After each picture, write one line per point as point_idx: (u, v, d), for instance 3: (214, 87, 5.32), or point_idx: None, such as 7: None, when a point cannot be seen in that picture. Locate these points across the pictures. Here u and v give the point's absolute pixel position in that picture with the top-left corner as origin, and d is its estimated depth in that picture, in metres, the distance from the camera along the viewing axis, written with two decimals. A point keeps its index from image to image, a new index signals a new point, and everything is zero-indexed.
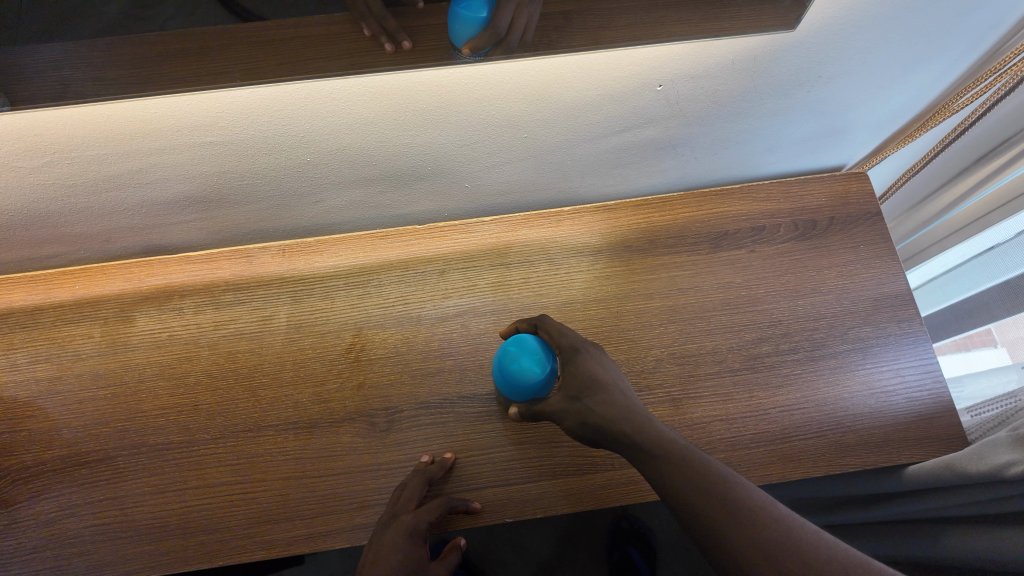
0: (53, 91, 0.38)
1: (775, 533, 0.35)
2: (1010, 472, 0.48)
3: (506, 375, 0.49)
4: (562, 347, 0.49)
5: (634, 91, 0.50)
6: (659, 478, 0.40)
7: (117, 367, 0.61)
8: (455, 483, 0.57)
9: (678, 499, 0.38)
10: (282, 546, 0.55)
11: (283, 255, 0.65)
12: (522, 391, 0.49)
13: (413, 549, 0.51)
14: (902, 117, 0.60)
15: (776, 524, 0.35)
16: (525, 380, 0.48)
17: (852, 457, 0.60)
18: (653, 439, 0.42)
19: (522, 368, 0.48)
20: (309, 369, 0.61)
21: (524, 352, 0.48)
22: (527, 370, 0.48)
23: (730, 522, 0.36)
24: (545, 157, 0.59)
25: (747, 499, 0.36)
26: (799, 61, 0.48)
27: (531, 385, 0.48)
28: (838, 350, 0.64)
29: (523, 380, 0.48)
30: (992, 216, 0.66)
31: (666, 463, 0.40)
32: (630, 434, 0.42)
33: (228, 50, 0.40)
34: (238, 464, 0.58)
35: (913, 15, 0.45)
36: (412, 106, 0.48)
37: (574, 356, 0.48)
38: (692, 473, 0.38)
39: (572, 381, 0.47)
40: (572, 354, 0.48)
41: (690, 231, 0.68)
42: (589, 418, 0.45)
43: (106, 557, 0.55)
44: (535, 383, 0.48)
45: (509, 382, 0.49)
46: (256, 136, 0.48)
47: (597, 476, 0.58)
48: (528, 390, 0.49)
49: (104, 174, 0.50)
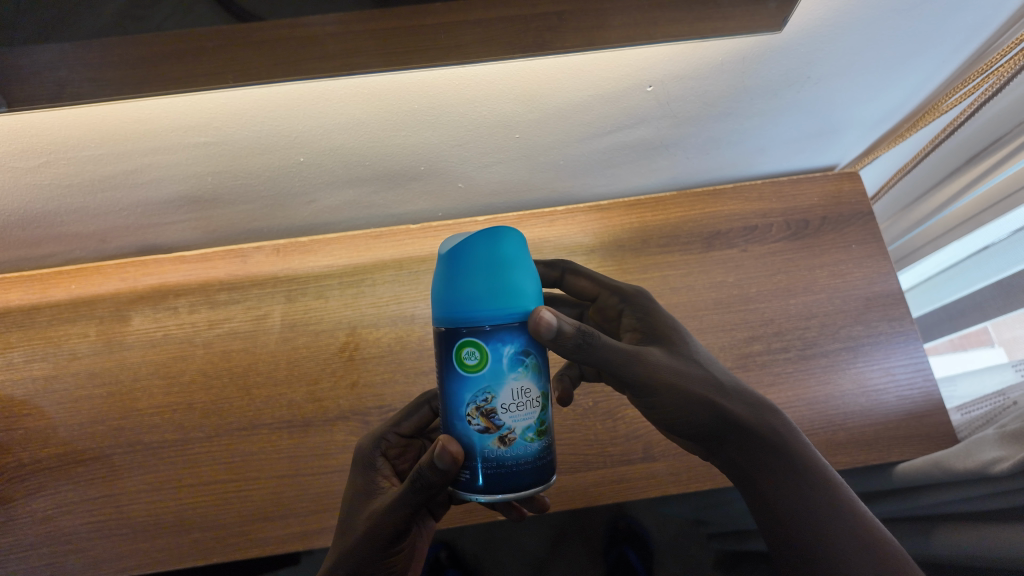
0: (50, 93, 0.38)
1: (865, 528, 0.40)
2: (996, 468, 0.48)
3: (471, 257, 0.36)
4: (626, 291, 0.52)
5: (625, 92, 0.50)
6: (780, 469, 0.42)
7: (113, 366, 0.61)
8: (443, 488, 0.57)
9: (792, 488, 0.41)
10: (275, 543, 0.56)
11: (277, 255, 0.66)
12: (496, 285, 0.35)
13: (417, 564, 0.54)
14: (892, 117, 0.60)
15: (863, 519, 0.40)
16: (495, 257, 0.36)
17: (843, 454, 0.62)
18: (788, 433, 0.43)
19: (500, 252, 0.37)
20: (303, 367, 0.62)
21: (501, 236, 0.37)
22: (505, 255, 0.37)
23: (830, 517, 0.40)
24: (538, 157, 0.59)
25: (839, 495, 0.41)
26: (790, 62, 0.48)
27: (507, 279, 0.36)
28: (829, 349, 0.65)
29: (500, 266, 0.36)
30: (985, 215, 0.65)
31: (785, 455, 0.42)
32: (758, 425, 0.43)
33: (212, 57, 0.38)
34: (233, 460, 0.59)
35: (898, 16, 0.44)
36: (404, 106, 0.48)
37: (653, 307, 0.50)
38: (805, 469, 0.42)
39: (655, 330, 0.47)
40: (648, 308, 0.50)
41: (683, 231, 0.68)
42: (717, 392, 0.43)
43: (101, 553, 0.57)
44: (517, 280, 0.36)
45: (472, 269, 0.36)
46: (250, 136, 0.48)
47: (587, 473, 0.63)
48: (504, 289, 0.36)
49: (99, 174, 0.50)
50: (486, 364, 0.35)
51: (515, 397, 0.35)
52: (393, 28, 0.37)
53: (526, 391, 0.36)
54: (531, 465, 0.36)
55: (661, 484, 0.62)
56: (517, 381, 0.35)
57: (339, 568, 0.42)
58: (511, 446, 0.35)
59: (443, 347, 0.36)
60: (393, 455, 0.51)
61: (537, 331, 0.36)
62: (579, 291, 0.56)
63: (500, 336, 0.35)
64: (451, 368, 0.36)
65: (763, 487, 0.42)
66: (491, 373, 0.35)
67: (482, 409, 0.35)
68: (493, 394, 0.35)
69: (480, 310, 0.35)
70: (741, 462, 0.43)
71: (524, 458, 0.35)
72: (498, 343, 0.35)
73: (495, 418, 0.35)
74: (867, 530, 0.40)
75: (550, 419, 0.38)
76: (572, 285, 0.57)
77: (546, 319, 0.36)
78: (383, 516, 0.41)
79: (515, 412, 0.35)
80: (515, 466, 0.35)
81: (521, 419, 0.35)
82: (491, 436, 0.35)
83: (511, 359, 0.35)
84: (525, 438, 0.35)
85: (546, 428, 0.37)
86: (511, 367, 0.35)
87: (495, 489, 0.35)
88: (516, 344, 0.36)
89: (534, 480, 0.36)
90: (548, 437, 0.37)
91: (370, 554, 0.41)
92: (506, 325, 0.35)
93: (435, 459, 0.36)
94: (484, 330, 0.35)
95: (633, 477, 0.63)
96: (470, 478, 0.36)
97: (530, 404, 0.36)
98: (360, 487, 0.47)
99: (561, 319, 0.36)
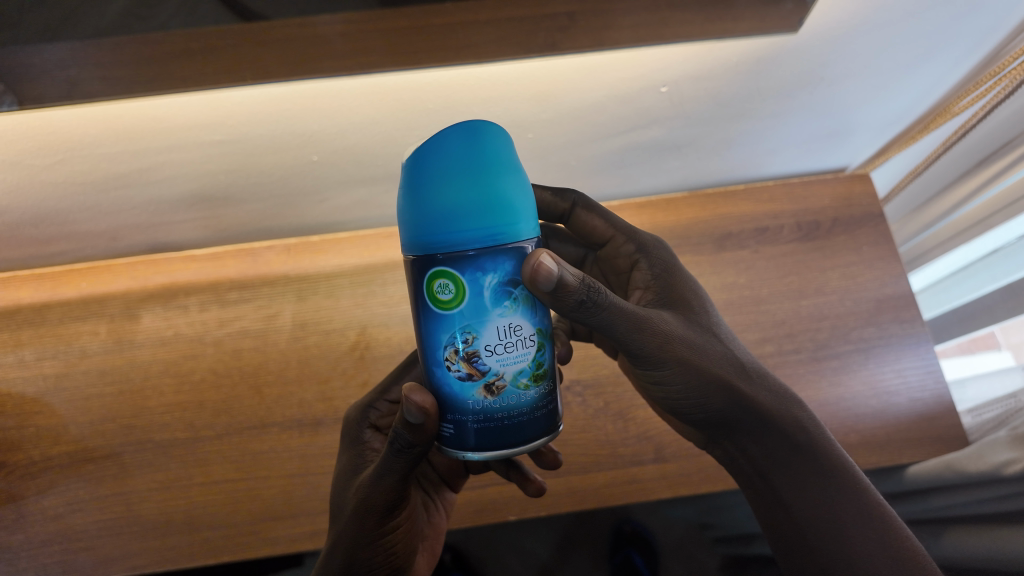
0: (60, 91, 0.38)
1: (878, 526, 0.41)
2: (1009, 470, 0.49)
3: (441, 169, 0.32)
4: (640, 237, 0.51)
5: (639, 92, 0.50)
6: (800, 466, 0.43)
7: (123, 365, 0.61)
8: (442, 467, 0.58)
9: (810, 490, 0.42)
10: (287, 542, 0.57)
11: (288, 254, 0.66)
12: (475, 201, 0.31)
13: (432, 543, 0.56)
14: (905, 118, 0.60)
15: (879, 518, 0.41)
16: (470, 166, 0.32)
17: (855, 456, 0.62)
18: (813, 432, 0.43)
19: (477, 159, 0.32)
20: (314, 366, 0.62)
21: (478, 139, 0.33)
22: (484, 163, 0.32)
23: (850, 520, 0.41)
24: (550, 156, 0.60)
25: (857, 490, 0.42)
26: (803, 63, 0.48)
27: (484, 193, 0.32)
28: (840, 350, 0.66)
29: (478, 175, 0.32)
30: (993, 217, 0.63)
31: (808, 452, 0.43)
32: (776, 417, 0.43)
33: (223, 56, 0.37)
34: (244, 459, 0.59)
35: (914, 18, 0.44)
36: (419, 105, 0.48)
37: (672, 271, 0.48)
38: (827, 464, 0.42)
39: (670, 292, 0.46)
40: (666, 270, 0.48)
41: (695, 231, 0.68)
42: (736, 373, 0.42)
43: (112, 551, 0.57)
44: (501, 191, 0.32)
45: (443, 183, 0.32)
46: (264, 135, 0.48)
47: (599, 474, 0.64)
48: (486, 202, 0.32)
49: (112, 172, 0.50)
50: (465, 298, 0.32)
51: (501, 337, 0.33)
52: (408, 27, 0.38)
53: (515, 330, 0.33)
54: (525, 416, 0.34)
55: (669, 485, 0.63)
56: (503, 319, 0.33)
57: (337, 548, 0.44)
58: (501, 395, 0.33)
59: (419, 283, 0.34)
60: (384, 423, 0.50)
61: (534, 281, 0.33)
62: (590, 231, 0.53)
63: (483, 263, 0.32)
64: (427, 305, 0.33)
65: (777, 486, 0.43)
66: (471, 310, 0.32)
67: (463, 354, 0.33)
68: (476, 335, 0.33)
69: (462, 231, 0.31)
70: (753, 453, 0.43)
71: (517, 409, 0.34)
72: (479, 273, 0.32)
73: (480, 363, 0.33)
74: (884, 531, 0.41)
75: (547, 361, 0.35)
76: (581, 220, 0.53)
77: (545, 267, 0.33)
78: (368, 488, 0.41)
79: (502, 354, 0.33)
80: (508, 416, 0.33)
81: (510, 362, 0.33)
82: (477, 384, 0.33)
83: (494, 292, 0.33)
84: (516, 386, 0.34)
85: (544, 371, 0.35)
86: (495, 303, 0.33)
87: (484, 447, 0.33)
88: (501, 272, 0.32)
89: (529, 432, 0.34)
90: (545, 383, 0.35)
91: (363, 531, 0.43)
92: (491, 248, 0.32)
93: (405, 414, 0.36)
94: (467, 256, 0.32)
95: (642, 477, 0.64)
96: (456, 435, 0.34)
97: (520, 345, 0.34)
98: (348, 464, 0.47)
99: (562, 268, 0.34)
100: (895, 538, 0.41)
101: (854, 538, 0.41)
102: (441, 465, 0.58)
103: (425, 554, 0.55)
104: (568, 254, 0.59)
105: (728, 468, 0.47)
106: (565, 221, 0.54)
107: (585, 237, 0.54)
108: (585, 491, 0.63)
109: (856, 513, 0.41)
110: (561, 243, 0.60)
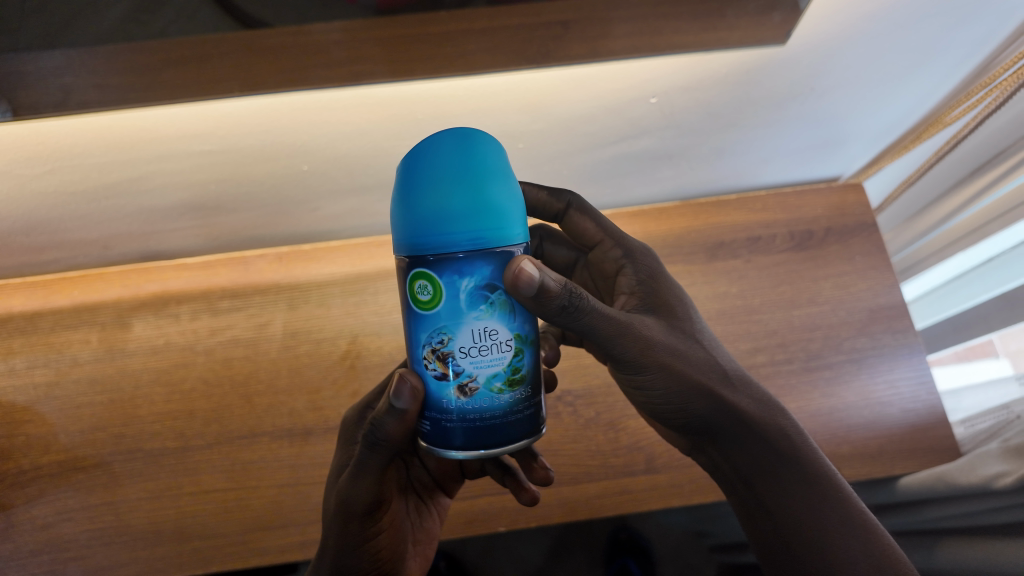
0: (54, 98, 0.37)
1: (862, 537, 0.41)
2: (998, 482, 0.49)
3: (432, 167, 0.32)
4: (627, 244, 0.50)
5: (629, 103, 0.50)
6: (785, 475, 0.42)
7: (114, 373, 0.61)
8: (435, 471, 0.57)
9: (796, 500, 0.42)
10: (275, 552, 0.56)
11: (280, 262, 0.65)
12: (460, 203, 0.31)
13: (426, 545, 0.55)
14: (897, 127, 0.60)
15: (863, 528, 0.41)
16: (460, 166, 0.32)
17: (846, 466, 0.62)
18: (797, 441, 0.43)
19: (469, 162, 0.32)
20: (305, 375, 0.62)
21: (471, 143, 0.33)
22: (476, 167, 0.32)
23: (834, 530, 0.41)
24: (543, 165, 0.59)
25: (841, 500, 0.42)
26: (792, 74, 0.48)
27: (470, 194, 0.32)
28: (833, 360, 0.65)
29: (467, 178, 0.32)
30: (987, 226, 0.63)
31: (793, 461, 0.42)
32: (759, 423, 0.43)
33: (212, 67, 0.37)
34: (234, 468, 0.59)
35: (903, 31, 0.44)
36: (409, 117, 0.48)
37: (657, 278, 0.48)
38: (811, 472, 0.42)
39: (653, 297, 0.46)
40: (651, 276, 0.48)
41: (687, 240, 0.68)
42: (717, 378, 0.42)
43: (101, 561, 0.57)
44: (491, 195, 0.32)
45: (432, 183, 0.32)
46: (253, 145, 0.48)
47: (590, 485, 0.63)
48: (473, 204, 0.32)
49: (103, 182, 0.50)
50: (441, 301, 0.32)
51: (475, 340, 0.33)
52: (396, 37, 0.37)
53: (491, 334, 0.33)
54: (498, 420, 0.34)
55: (661, 497, 0.63)
56: (479, 322, 0.33)
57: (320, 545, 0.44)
58: (473, 397, 0.33)
59: (402, 283, 0.34)
60: None
61: (516, 286, 0.33)
62: (580, 232, 0.53)
63: (461, 267, 0.32)
64: (409, 305, 0.34)
65: (761, 495, 0.43)
66: (446, 313, 0.32)
67: (438, 353, 0.33)
68: (451, 336, 0.33)
69: (450, 233, 0.31)
70: (738, 461, 0.43)
71: (488, 412, 0.33)
72: (456, 276, 0.32)
73: (454, 364, 0.33)
74: (868, 541, 0.41)
75: (526, 367, 0.35)
76: (575, 222, 0.53)
77: (527, 273, 0.33)
78: (348, 487, 0.41)
79: (476, 357, 0.33)
80: (480, 419, 0.33)
81: (484, 365, 0.33)
82: (451, 384, 0.33)
83: (470, 295, 0.32)
84: (490, 389, 0.33)
85: (521, 377, 0.35)
86: (470, 306, 0.32)
87: (456, 447, 0.33)
88: (478, 277, 0.32)
89: (506, 435, 0.34)
90: (521, 389, 0.34)
91: (341, 529, 0.43)
92: (471, 253, 0.32)
93: (392, 399, 0.35)
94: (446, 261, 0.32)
95: (633, 488, 0.64)
96: (430, 432, 0.35)
97: (495, 350, 0.33)
98: (341, 462, 0.47)
99: (544, 273, 0.33)
100: (879, 547, 0.41)
101: (838, 548, 0.41)
102: (434, 469, 0.57)
103: (418, 558, 0.54)
104: (562, 257, 0.59)
105: (713, 475, 0.46)
106: (559, 222, 0.54)
107: (577, 240, 0.54)
108: (576, 502, 0.63)
109: (840, 522, 0.41)
110: (555, 245, 0.59)
